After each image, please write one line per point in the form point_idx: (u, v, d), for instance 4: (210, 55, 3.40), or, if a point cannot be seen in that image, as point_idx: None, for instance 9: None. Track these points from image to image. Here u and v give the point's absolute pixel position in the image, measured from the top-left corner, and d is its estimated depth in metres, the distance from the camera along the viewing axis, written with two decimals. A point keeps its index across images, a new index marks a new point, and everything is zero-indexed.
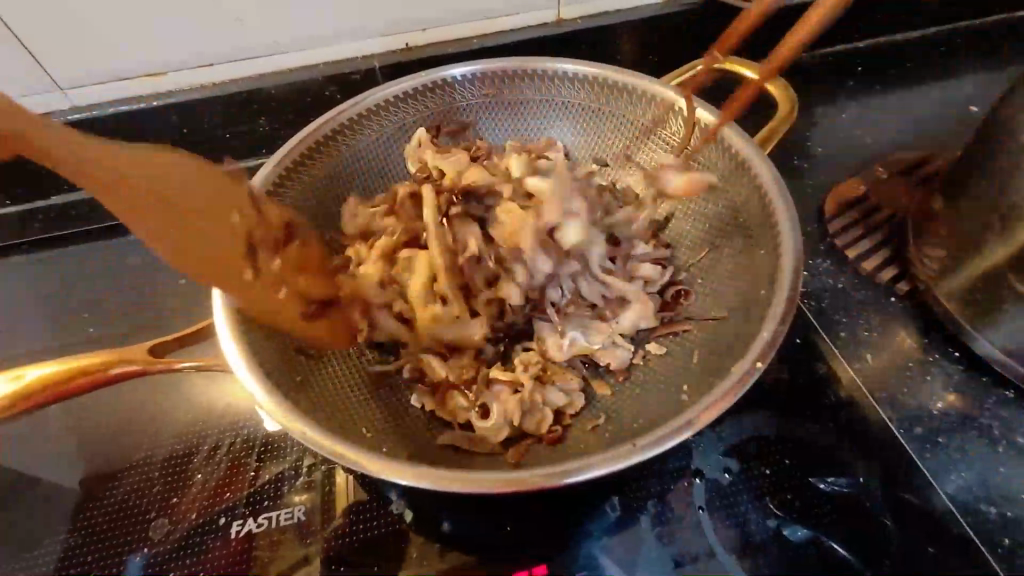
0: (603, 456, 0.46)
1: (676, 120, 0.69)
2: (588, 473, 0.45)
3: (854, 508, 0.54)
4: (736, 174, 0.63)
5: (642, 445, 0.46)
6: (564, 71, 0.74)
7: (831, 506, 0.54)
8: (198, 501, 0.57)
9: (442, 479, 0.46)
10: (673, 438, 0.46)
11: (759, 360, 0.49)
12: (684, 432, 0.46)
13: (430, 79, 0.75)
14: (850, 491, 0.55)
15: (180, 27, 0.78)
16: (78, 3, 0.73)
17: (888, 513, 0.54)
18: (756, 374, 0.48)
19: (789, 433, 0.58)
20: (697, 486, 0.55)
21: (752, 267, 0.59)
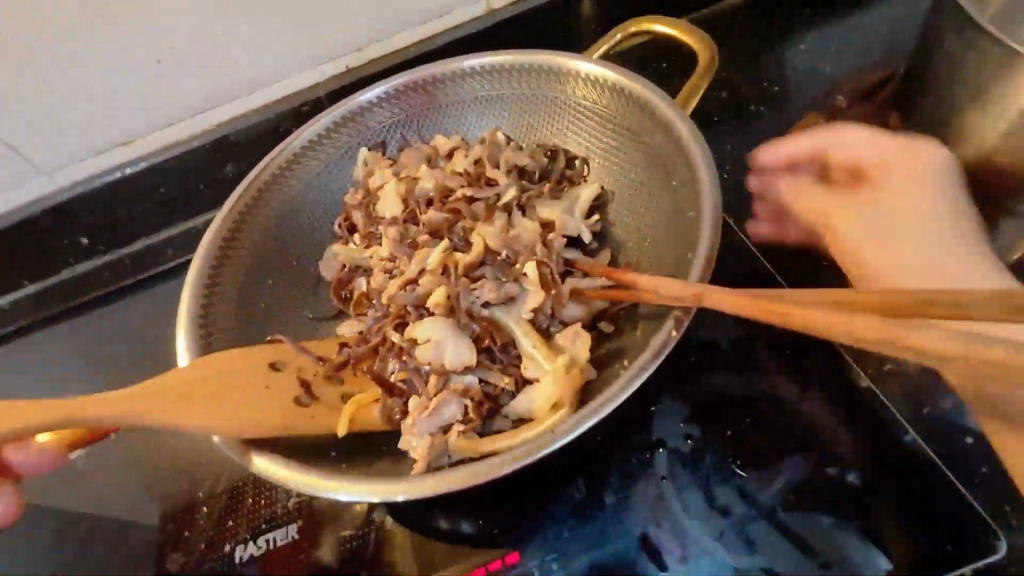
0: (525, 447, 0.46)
1: (589, 87, 0.69)
2: (512, 465, 0.45)
3: (852, 470, 0.54)
4: (660, 137, 0.62)
5: (564, 428, 0.45)
6: (485, 63, 0.74)
7: (806, 462, 0.54)
8: (205, 532, 0.62)
9: (378, 488, 0.46)
10: (598, 415, 0.45)
11: (674, 330, 0.48)
12: (602, 409, 0.45)
13: (361, 98, 0.76)
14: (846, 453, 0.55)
15: (136, 95, 0.83)
16: (43, 93, 0.78)
17: (879, 467, 0.54)
18: (672, 344, 0.47)
19: (755, 388, 0.57)
20: (661, 456, 0.55)
21: (682, 227, 0.58)
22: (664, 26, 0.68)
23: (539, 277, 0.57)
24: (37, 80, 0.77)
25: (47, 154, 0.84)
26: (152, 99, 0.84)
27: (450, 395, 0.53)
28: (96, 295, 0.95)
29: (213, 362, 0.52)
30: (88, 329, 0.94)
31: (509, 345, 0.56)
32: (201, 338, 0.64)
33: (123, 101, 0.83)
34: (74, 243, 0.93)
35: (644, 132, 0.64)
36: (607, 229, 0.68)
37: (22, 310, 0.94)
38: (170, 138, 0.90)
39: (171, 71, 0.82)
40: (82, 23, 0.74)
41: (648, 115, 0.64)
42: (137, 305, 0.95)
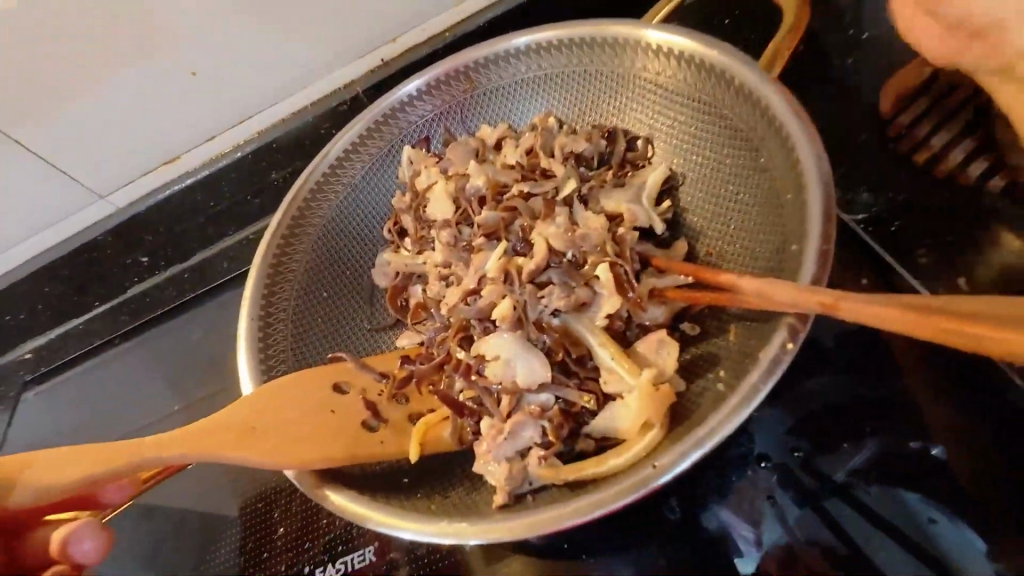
0: (619, 488, 0.42)
1: (655, 60, 0.62)
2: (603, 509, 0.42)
3: (993, 473, 0.47)
4: (742, 107, 0.55)
5: (663, 465, 0.41)
6: (536, 42, 0.69)
7: (934, 474, 0.47)
8: (285, 553, 0.61)
9: (459, 531, 0.44)
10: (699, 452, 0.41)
11: (789, 340, 0.42)
12: (711, 440, 0.41)
13: (404, 92, 0.73)
14: (984, 451, 0.47)
15: (174, 111, 0.82)
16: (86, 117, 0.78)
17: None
18: (788, 359, 0.41)
19: (871, 390, 0.50)
20: (764, 472, 0.50)
21: (778, 210, 0.51)
22: None
23: (613, 280, 0.51)
24: (84, 109, 0.77)
25: (103, 179, 0.86)
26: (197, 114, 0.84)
27: (525, 416, 0.48)
28: (161, 312, 0.97)
29: (273, 389, 0.50)
30: (156, 344, 0.96)
31: (586, 359, 0.51)
32: (263, 355, 0.64)
33: (165, 119, 0.82)
34: (136, 262, 0.95)
35: (721, 103, 0.58)
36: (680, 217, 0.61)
37: (97, 330, 0.98)
38: (211, 152, 0.89)
39: (206, 82, 0.81)
40: (113, 45, 0.73)
41: (729, 85, 0.57)
42: (197, 319, 0.96)
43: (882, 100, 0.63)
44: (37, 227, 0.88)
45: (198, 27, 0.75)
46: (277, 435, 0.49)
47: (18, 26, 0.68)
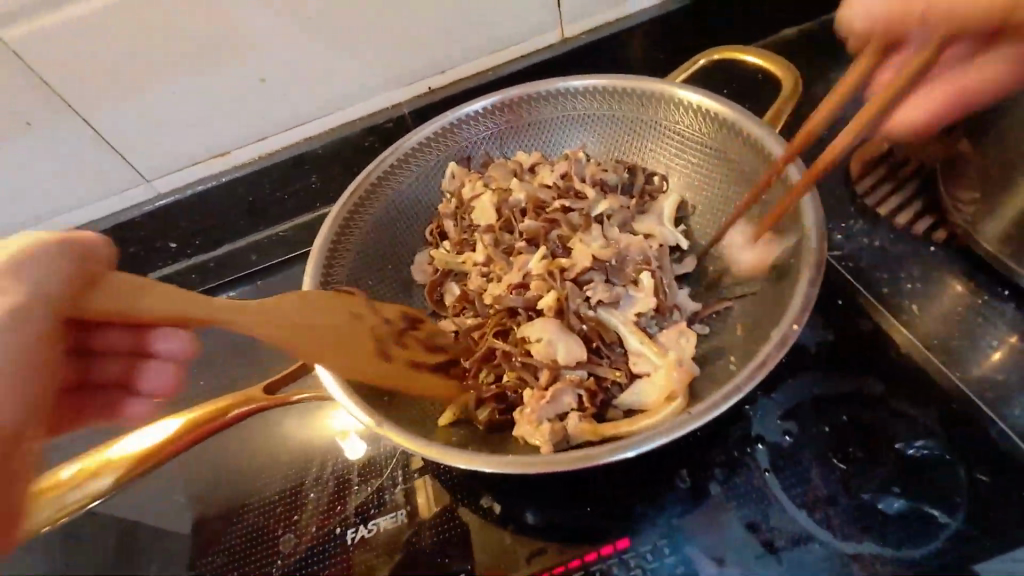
0: (650, 432, 0.50)
1: (689, 114, 0.73)
2: (634, 450, 0.49)
3: (944, 472, 0.55)
4: (751, 157, 0.68)
5: (695, 413, 0.50)
6: (575, 86, 0.79)
7: (900, 459, 0.56)
8: (316, 516, 0.66)
9: (507, 464, 0.52)
10: (723, 404, 0.50)
11: (794, 321, 0.52)
12: (731, 396, 0.50)
13: (452, 117, 0.80)
14: (940, 454, 0.56)
15: (234, 109, 0.87)
16: (152, 103, 0.82)
17: (968, 465, 0.56)
18: (794, 335, 0.51)
19: (848, 388, 0.61)
20: (761, 451, 0.59)
21: (778, 239, 0.62)
22: (753, 55, 0.73)
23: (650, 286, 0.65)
24: (150, 99, 0.82)
25: (156, 163, 0.89)
26: (223, 113, 0.87)
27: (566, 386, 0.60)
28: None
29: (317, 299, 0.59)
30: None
31: (613, 347, 0.64)
32: None
33: (219, 117, 0.87)
34: (164, 246, 0.98)
35: (733, 153, 0.70)
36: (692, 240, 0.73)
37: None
38: (259, 151, 0.93)
39: (264, 87, 0.86)
40: (194, 42, 0.78)
41: (748, 141, 0.68)
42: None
43: (852, 163, 0.77)
44: (79, 202, 0.90)
45: (266, 39, 0.81)
46: (302, 332, 0.57)
47: (103, 19, 0.73)
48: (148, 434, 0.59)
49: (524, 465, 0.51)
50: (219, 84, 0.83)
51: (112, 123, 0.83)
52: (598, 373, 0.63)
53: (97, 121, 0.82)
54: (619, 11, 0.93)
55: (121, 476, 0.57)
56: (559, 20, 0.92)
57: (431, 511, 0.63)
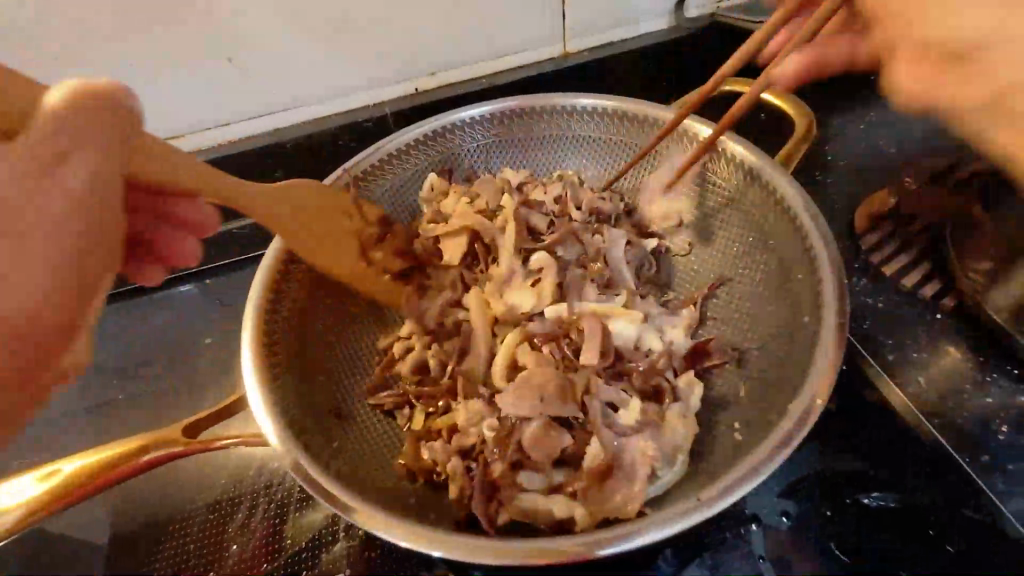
0: (651, 520, 0.43)
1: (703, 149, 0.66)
2: (633, 541, 0.42)
3: (911, 522, 0.54)
4: (761, 199, 0.61)
5: (705, 499, 0.43)
6: (576, 104, 0.72)
7: (872, 511, 0.55)
8: (235, 574, 0.56)
9: (478, 548, 0.43)
10: (742, 487, 0.43)
11: (819, 395, 0.46)
12: (746, 482, 0.43)
13: (441, 123, 0.72)
14: (898, 506, 0.55)
15: (192, 89, 0.76)
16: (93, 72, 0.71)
17: (948, 534, 0.53)
18: (818, 411, 0.46)
19: (830, 448, 0.58)
20: (755, 532, 0.54)
21: (794, 294, 0.56)
22: (770, 94, 0.68)
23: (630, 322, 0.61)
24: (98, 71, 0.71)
25: None
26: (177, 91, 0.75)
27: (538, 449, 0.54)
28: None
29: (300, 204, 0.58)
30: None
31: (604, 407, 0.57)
32: (267, 353, 0.55)
33: (179, 102, 0.76)
34: None
35: (743, 192, 0.63)
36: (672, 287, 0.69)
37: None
38: (218, 137, 0.81)
39: (236, 75, 0.77)
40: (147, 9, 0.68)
41: (764, 187, 0.61)
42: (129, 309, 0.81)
43: (856, 216, 0.73)
44: None
45: (241, 17, 0.72)
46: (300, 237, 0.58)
47: None
48: (12, 490, 0.48)
49: (496, 551, 0.43)
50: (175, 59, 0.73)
51: None
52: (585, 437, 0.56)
53: None
54: (624, 32, 0.88)
55: (25, 516, 0.47)
56: (564, 35, 0.86)
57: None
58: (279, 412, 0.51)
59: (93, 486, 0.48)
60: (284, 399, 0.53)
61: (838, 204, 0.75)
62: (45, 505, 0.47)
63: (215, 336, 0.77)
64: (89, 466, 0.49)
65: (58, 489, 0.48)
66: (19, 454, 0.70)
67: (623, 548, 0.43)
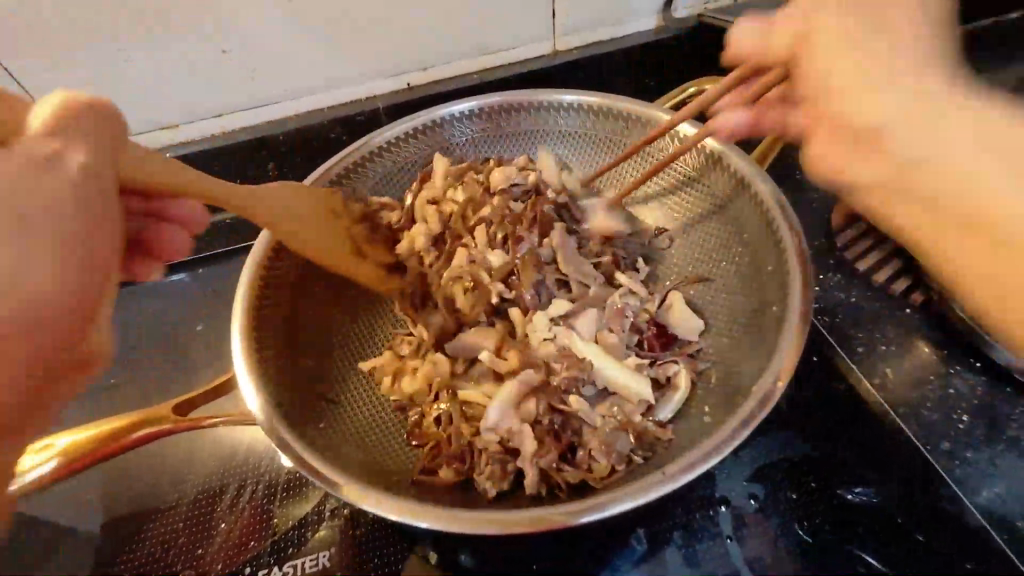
0: (621, 492, 0.46)
1: (684, 146, 0.68)
2: (606, 510, 0.45)
3: (884, 518, 0.55)
4: (738, 195, 0.63)
5: (671, 473, 0.46)
6: (561, 101, 0.73)
7: (860, 500, 0.56)
8: (223, 551, 0.58)
9: (457, 520, 0.46)
10: (704, 463, 0.46)
11: (780, 377, 0.49)
12: (710, 458, 0.47)
13: (429, 118, 0.74)
14: (877, 501, 0.56)
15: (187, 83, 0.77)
16: (87, 67, 0.72)
17: (920, 526, 0.55)
18: (778, 393, 0.49)
19: (813, 450, 0.59)
20: (723, 514, 0.56)
21: (764, 287, 0.59)
22: None
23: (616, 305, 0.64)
24: (96, 70, 0.72)
25: None
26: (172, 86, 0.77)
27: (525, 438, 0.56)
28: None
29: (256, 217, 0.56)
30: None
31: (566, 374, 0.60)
32: (255, 327, 0.57)
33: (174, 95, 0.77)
34: None
35: (721, 188, 0.65)
36: (652, 273, 0.70)
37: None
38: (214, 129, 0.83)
39: (236, 75, 0.78)
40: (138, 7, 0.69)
41: (742, 183, 0.63)
42: (130, 297, 0.83)
43: (833, 215, 0.75)
44: None
45: (239, 11, 0.73)
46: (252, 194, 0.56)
47: None
48: (21, 457, 0.51)
49: (474, 522, 0.46)
50: (167, 52, 0.73)
51: (41, 82, 0.72)
52: (570, 423, 0.58)
53: (22, 79, 0.71)
54: (611, 30, 0.90)
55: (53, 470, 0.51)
56: (552, 33, 0.87)
57: (359, 553, 0.57)
58: (267, 395, 0.53)
59: (101, 452, 0.52)
60: (273, 382, 0.55)
61: (816, 202, 0.77)
62: (58, 473, 0.51)
63: (208, 323, 0.79)
64: (90, 440, 0.52)
65: (68, 454, 0.51)
66: None
67: (596, 518, 0.45)
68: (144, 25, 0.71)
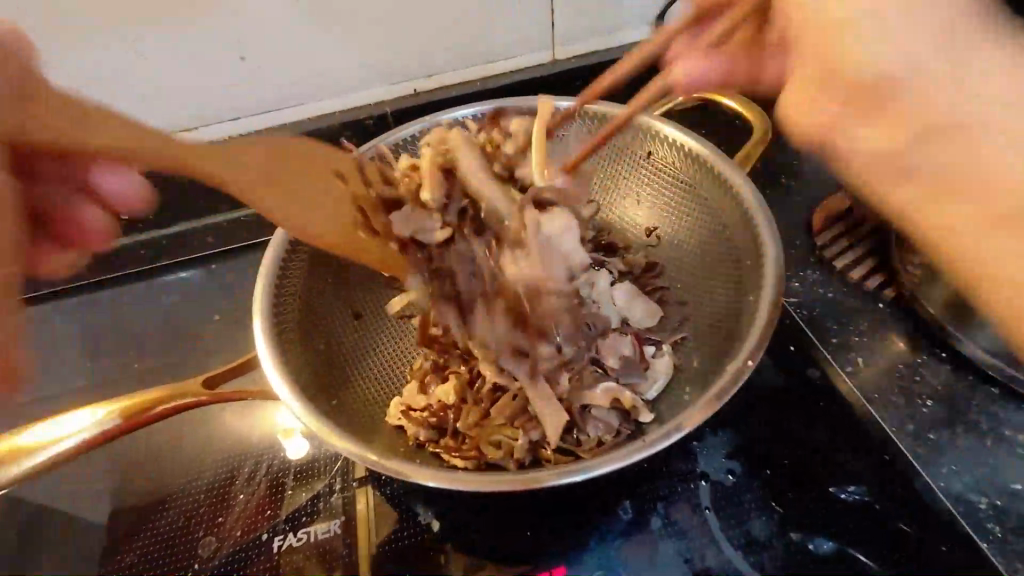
0: (605, 457, 0.51)
1: (671, 149, 0.73)
2: (590, 472, 0.50)
3: (870, 512, 0.59)
4: (721, 196, 0.68)
5: (649, 440, 0.51)
6: (559, 108, 0.78)
7: (851, 492, 0.60)
8: (242, 519, 0.63)
9: (453, 480, 0.51)
10: (678, 431, 0.51)
11: (750, 357, 0.54)
12: (683, 428, 0.51)
13: (435, 121, 0.79)
14: (867, 499, 0.60)
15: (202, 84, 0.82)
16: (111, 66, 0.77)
17: (905, 517, 0.59)
18: (749, 371, 0.53)
19: (789, 434, 0.64)
20: (703, 487, 0.61)
21: (742, 278, 0.64)
22: (733, 99, 0.74)
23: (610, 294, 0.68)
24: (116, 70, 0.78)
25: None
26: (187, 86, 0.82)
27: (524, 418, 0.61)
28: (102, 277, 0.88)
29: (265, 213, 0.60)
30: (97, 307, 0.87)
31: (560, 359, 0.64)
32: (274, 317, 0.62)
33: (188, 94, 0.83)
34: None
35: (705, 188, 0.70)
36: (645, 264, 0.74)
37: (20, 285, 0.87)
38: (230, 131, 0.88)
39: (249, 77, 0.84)
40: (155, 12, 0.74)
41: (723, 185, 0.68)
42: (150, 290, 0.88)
43: (813, 215, 0.79)
44: None
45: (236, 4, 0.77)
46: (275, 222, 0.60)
47: None
48: (54, 427, 0.55)
49: (469, 482, 0.51)
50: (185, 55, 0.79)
51: (70, 81, 0.77)
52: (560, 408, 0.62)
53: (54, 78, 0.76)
54: (607, 41, 0.95)
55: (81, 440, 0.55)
56: (551, 43, 0.93)
57: (366, 527, 0.61)
58: (286, 373, 0.58)
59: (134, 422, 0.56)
60: (291, 362, 0.60)
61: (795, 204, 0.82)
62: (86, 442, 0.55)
63: (224, 313, 0.84)
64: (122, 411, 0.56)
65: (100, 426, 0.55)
66: (40, 413, 0.76)
67: (581, 479, 0.50)
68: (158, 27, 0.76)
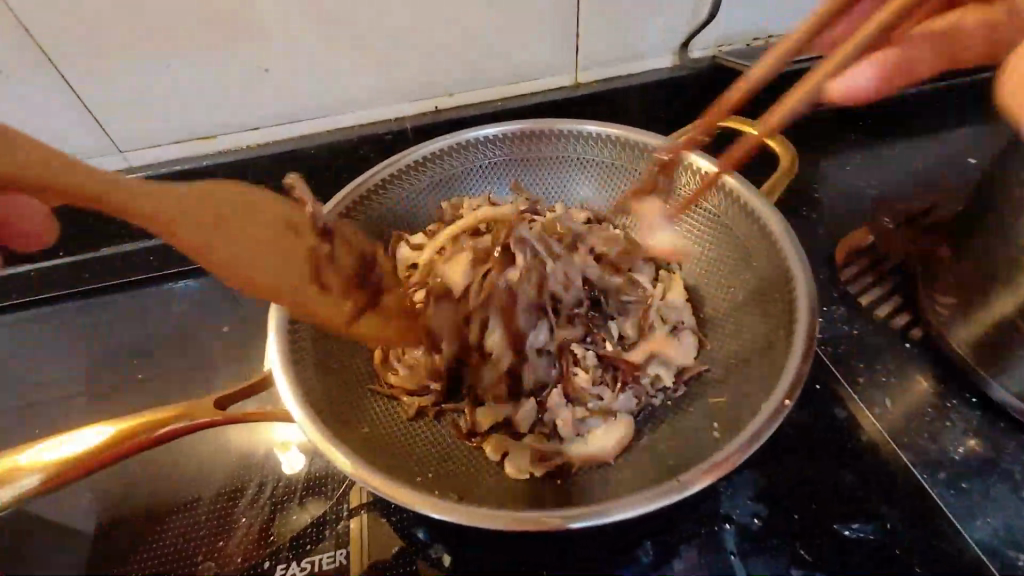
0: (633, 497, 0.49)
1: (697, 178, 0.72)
2: (618, 513, 0.48)
3: (886, 555, 0.57)
4: (748, 227, 0.67)
5: (679, 481, 0.49)
6: (584, 131, 0.78)
7: (865, 531, 0.58)
8: (244, 544, 0.60)
9: (474, 514, 0.49)
10: (710, 471, 0.49)
11: (787, 398, 0.52)
12: (716, 469, 0.49)
13: (458, 139, 0.78)
14: (881, 538, 0.58)
15: (225, 95, 0.82)
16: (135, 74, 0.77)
17: (919, 558, 0.56)
18: (786, 411, 0.52)
19: (816, 477, 0.61)
20: (727, 530, 0.58)
21: (771, 311, 0.62)
22: None
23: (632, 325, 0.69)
24: (141, 78, 0.77)
25: (133, 134, 0.83)
26: (210, 95, 0.81)
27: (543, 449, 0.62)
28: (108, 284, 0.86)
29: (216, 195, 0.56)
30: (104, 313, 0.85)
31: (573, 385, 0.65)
32: (290, 338, 0.60)
33: (211, 104, 0.82)
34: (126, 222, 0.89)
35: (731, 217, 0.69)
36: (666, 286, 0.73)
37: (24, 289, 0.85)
38: (248, 140, 0.87)
39: (273, 88, 0.83)
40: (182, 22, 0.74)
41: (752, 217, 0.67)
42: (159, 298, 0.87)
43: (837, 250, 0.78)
44: None
45: (262, 16, 0.76)
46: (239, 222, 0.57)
47: None
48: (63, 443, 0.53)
49: (491, 518, 0.48)
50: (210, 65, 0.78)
51: (92, 87, 0.77)
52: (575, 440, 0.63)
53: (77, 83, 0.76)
54: (630, 67, 0.95)
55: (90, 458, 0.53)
56: (573, 66, 0.92)
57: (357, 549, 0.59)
58: (301, 393, 0.56)
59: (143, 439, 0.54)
60: (304, 382, 0.58)
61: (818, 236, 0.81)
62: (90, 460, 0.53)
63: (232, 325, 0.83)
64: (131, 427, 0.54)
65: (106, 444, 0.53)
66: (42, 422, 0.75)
67: (608, 520, 0.48)
68: (184, 36, 0.75)
